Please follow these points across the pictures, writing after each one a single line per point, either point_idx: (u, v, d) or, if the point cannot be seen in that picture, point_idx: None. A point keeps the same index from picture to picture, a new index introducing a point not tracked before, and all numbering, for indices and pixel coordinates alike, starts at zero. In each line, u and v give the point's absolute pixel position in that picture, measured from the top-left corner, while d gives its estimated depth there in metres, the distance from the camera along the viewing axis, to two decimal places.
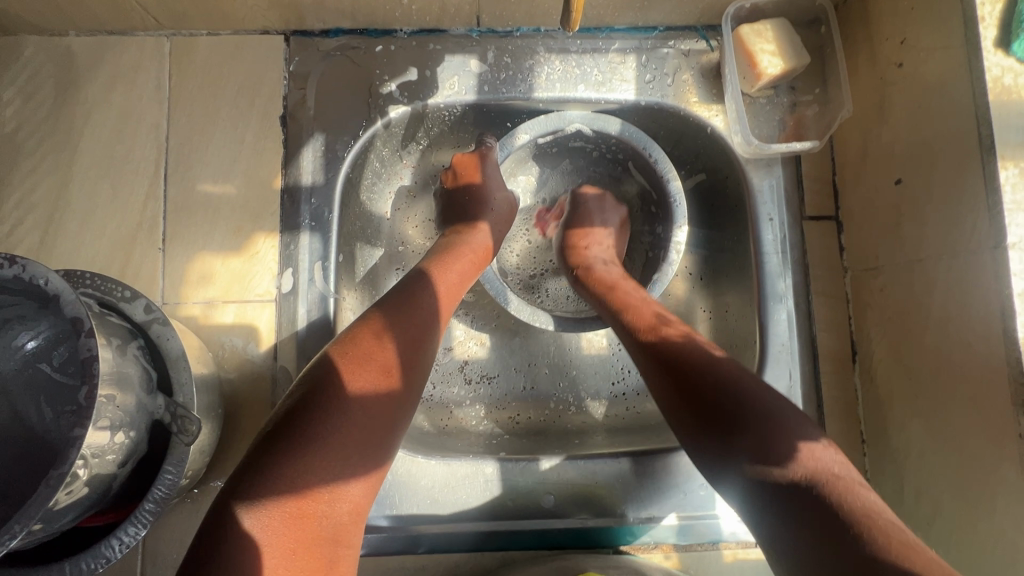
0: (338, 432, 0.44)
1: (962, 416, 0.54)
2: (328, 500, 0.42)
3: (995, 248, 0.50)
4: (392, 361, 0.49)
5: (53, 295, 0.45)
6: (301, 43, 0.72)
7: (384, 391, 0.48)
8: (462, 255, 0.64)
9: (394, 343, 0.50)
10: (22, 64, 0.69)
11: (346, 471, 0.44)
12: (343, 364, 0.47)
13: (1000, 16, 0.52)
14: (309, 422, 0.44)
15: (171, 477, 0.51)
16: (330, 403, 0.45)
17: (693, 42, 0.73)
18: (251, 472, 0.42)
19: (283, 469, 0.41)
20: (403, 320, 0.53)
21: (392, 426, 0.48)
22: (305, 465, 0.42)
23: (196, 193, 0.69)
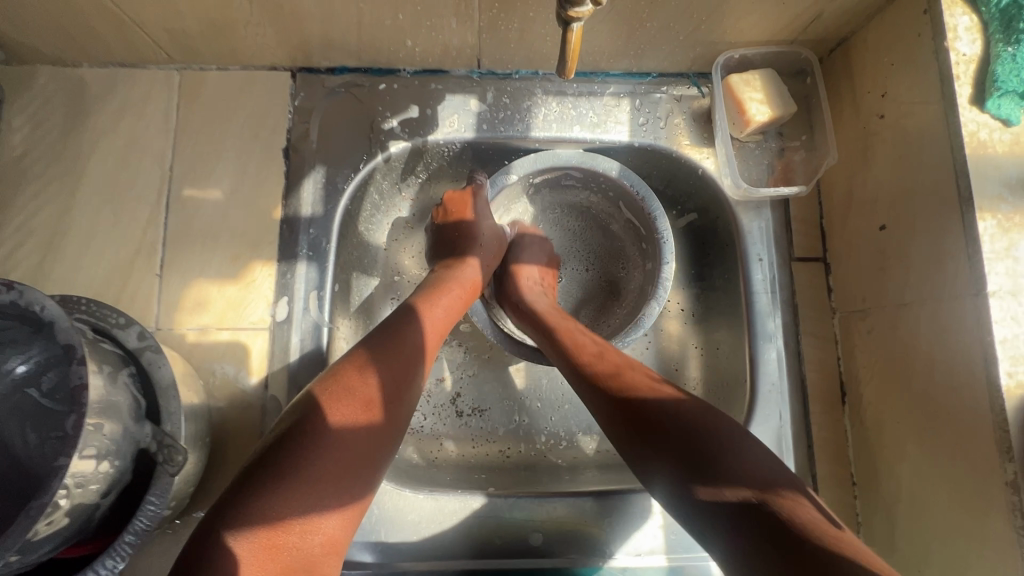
0: (315, 463, 0.44)
1: (950, 462, 0.54)
2: (301, 531, 0.42)
3: (976, 296, 0.52)
4: (377, 391, 0.50)
5: (48, 321, 0.45)
6: (307, 79, 0.74)
7: (366, 420, 0.48)
8: (448, 292, 0.64)
9: (377, 375, 0.51)
10: (34, 93, 0.71)
11: (320, 502, 0.43)
12: (325, 397, 0.48)
13: (974, 76, 0.54)
14: (289, 453, 0.44)
15: (154, 509, 0.50)
16: (309, 434, 0.45)
17: (685, 88, 0.76)
18: (230, 500, 0.42)
19: (258, 499, 0.41)
20: (389, 354, 0.53)
21: (375, 457, 0.48)
22: (280, 495, 0.42)
23: (196, 220, 0.70)
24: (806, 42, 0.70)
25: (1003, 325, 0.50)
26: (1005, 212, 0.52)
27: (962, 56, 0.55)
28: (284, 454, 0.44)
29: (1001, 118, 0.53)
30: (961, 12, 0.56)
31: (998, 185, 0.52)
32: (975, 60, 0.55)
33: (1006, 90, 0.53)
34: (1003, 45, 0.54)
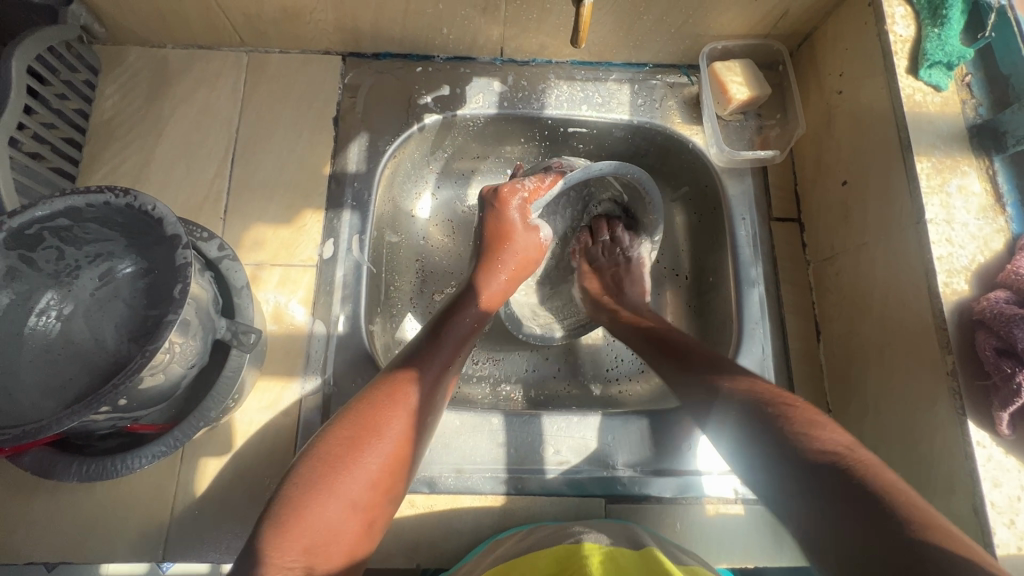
0: (356, 467, 0.51)
1: (903, 368, 0.63)
2: (336, 519, 0.49)
3: (917, 224, 0.62)
4: (415, 421, 0.56)
5: (158, 218, 0.56)
6: (355, 62, 0.87)
7: (395, 443, 0.54)
8: (503, 267, 0.73)
9: (411, 391, 0.57)
10: (124, 67, 0.84)
11: (354, 498, 0.50)
12: (366, 410, 0.54)
13: (909, 52, 0.67)
14: (336, 453, 0.51)
15: (230, 379, 0.61)
16: (349, 453, 0.51)
17: (677, 77, 0.89)
18: (286, 488, 0.49)
19: (307, 493, 0.49)
20: (424, 370, 0.59)
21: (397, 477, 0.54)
22: (323, 493, 0.49)
23: (257, 175, 0.81)
24: (777, 36, 0.83)
25: (939, 245, 0.60)
26: (937, 157, 0.63)
27: (899, 37, 0.68)
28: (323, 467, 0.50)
29: (932, 84, 0.65)
30: (897, 4, 0.69)
31: (932, 135, 0.64)
32: (909, 40, 0.67)
33: (935, 62, 0.65)
34: (931, 27, 0.66)
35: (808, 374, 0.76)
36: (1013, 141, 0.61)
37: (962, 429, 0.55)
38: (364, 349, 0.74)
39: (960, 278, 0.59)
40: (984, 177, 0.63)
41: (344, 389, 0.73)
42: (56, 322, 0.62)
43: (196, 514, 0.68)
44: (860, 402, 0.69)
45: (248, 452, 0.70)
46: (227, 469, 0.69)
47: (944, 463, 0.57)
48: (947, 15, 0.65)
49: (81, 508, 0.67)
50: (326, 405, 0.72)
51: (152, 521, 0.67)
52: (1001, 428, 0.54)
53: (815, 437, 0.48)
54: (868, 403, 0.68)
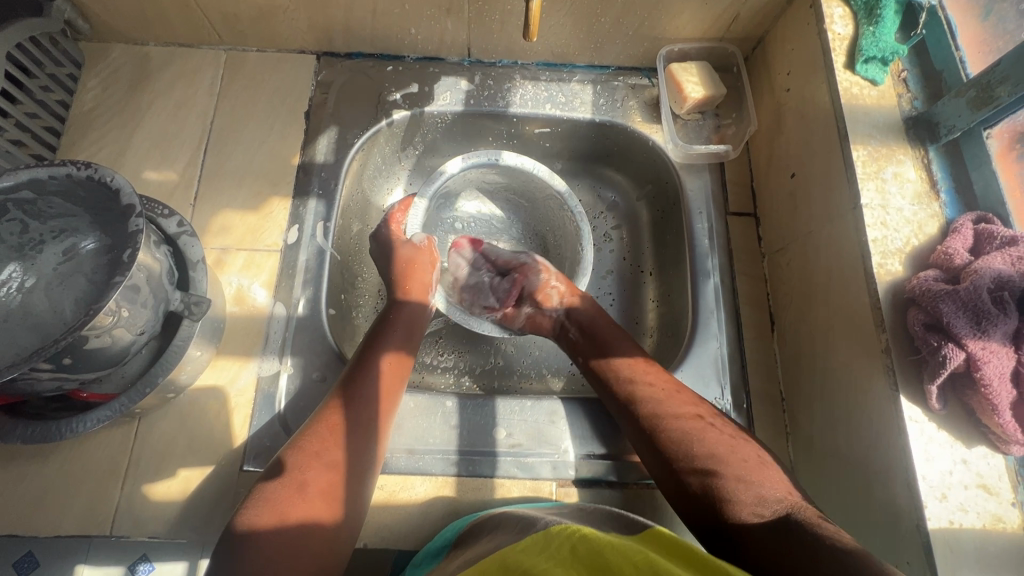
0: (308, 476, 0.55)
1: (847, 349, 0.64)
2: (298, 523, 0.52)
3: (855, 208, 0.64)
4: (353, 419, 0.61)
5: (115, 189, 0.58)
6: (329, 61, 0.91)
7: (331, 437, 0.59)
8: (411, 283, 0.75)
9: (347, 411, 0.61)
10: (107, 63, 0.88)
11: (313, 503, 0.54)
12: (310, 433, 0.59)
13: (847, 49, 0.70)
14: (288, 468, 0.56)
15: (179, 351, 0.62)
16: (297, 452, 0.57)
17: (638, 78, 0.93)
18: (250, 501, 0.53)
19: (267, 501, 0.53)
20: (355, 394, 0.63)
21: (351, 464, 0.59)
22: (283, 501, 0.53)
23: (228, 164, 0.84)
24: (731, 39, 0.87)
25: (874, 228, 0.62)
26: (874, 146, 0.66)
27: (837, 35, 0.71)
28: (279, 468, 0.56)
29: (868, 78, 0.68)
30: (836, 5, 0.72)
31: (868, 126, 0.67)
32: (847, 38, 0.71)
33: (870, 57, 0.68)
34: (867, 25, 0.69)
35: (761, 362, 0.77)
36: (945, 131, 0.63)
37: (896, 404, 0.56)
38: (323, 332, 0.76)
39: (894, 259, 0.61)
40: (920, 165, 0.65)
41: (301, 370, 0.74)
42: (18, 294, 0.64)
43: (147, 488, 0.68)
44: (809, 387, 0.70)
45: (202, 429, 0.71)
46: (181, 443, 0.70)
47: (881, 440, 0.58)
48: (882, 14, 0.68)
49: (32, 482, 0.68)
50: (283, 385, 0.73)
51: (102, 496, 0.68)
52: (932, 402, 0.54)
53: (757, 494, 0.52)
54: (815, 387, 0.68)
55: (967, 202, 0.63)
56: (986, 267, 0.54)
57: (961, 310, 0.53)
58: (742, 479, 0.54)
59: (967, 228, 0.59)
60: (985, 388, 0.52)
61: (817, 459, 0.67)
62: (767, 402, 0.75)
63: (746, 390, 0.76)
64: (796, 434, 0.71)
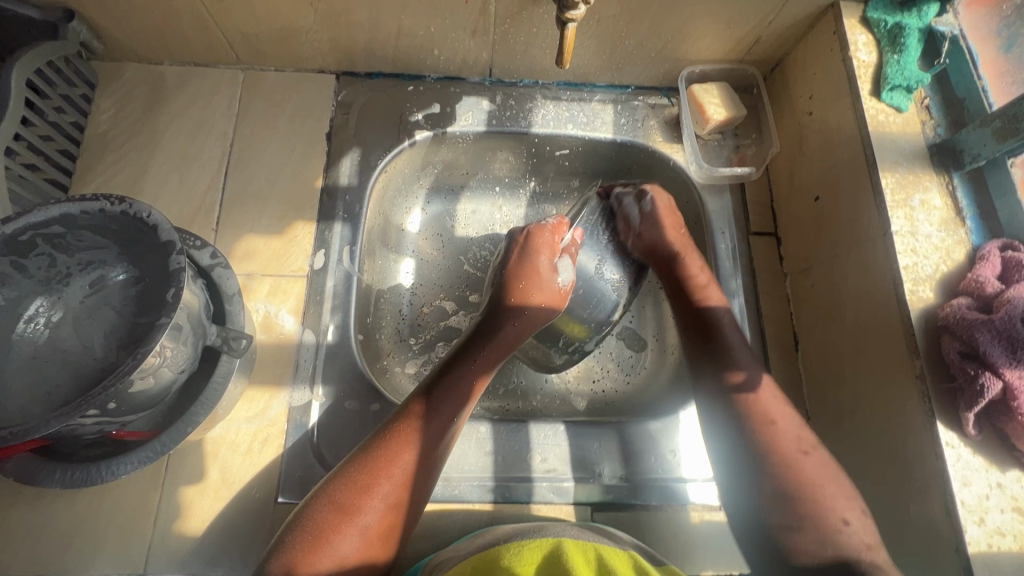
0: (379, 473, 0.57)
1: (878, 372, 0.65)
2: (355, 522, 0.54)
3: (885, 235, 0.65)
4: (436, 417, 0.61)
5: (152, 225, 0.57)
6: (348, 80, 0.90)
7: (419, 425, 0.60)
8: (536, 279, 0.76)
9: (432, 414, 0.61)
10: (121, 83, 0.86)
11: (373, 503, 0.55)
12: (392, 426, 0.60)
13: (872, 76, 0.72)
14: (364, 459, 0.58)
15: (216, 387, 0.61)
16: (343, 484, 0.56)
17: (658, 98, 0.93)
18: (323, 490, 0.56)
19: (333, 495, 0.55)
20: (444, 399, 0.63)
21: (433, 448, 0.60)
22: (347, 497, 0.55)
23: (250, 187, 0.83)
24: (751, 61, 0.88)
25: (905, 255, 0.64)
26: (901, 173, 0.67)
27: (862, 62, 0.72)
28: (322, 500, 0.55)
29: (893, 105, 0.70)
30: (860, 32, 0.73)
31: (895, 153, 0.68)
32: (871, 65, 0.72)
33: (895, 85, 0.70)
34: (891, 53, 0.71)
35: (787, 382, 0.78)
36: (970, 159, 0.65)
37: (932, 429, 0.58)
38: (353, 358, 0.75)
39: (925, 286, 0.62)
40: (945, 192, 0.67)
41: (334, 397, 0.73)
42: (45, 329, 0.62)
43: (180, 523, 0.67)
44: (837, 409, 0.71)
45: (234, 460, 0.70)
46: (213, 474, 0.69)
47: (916, 463, 0.59)
48: (905, 42, 0.71)
49: (62, 518, 0.66)
50: (315, 414, 0.72)
51: (134, 531, 0.66)
52: (968, 428, 0.56)
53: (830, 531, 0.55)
54: (844, 409, 0.70)
55: (991, 229, 0.65)
56: (1018, 296, 0.56)
57: (996, 339, 0.55)
58: (845, 514, 0.56)
59: (995, 255, 0.61)
60: (1021, 416, 0.53)
61: (846, 478, 0.69)
62: None
63: None
64: (823, 453, 0.73)
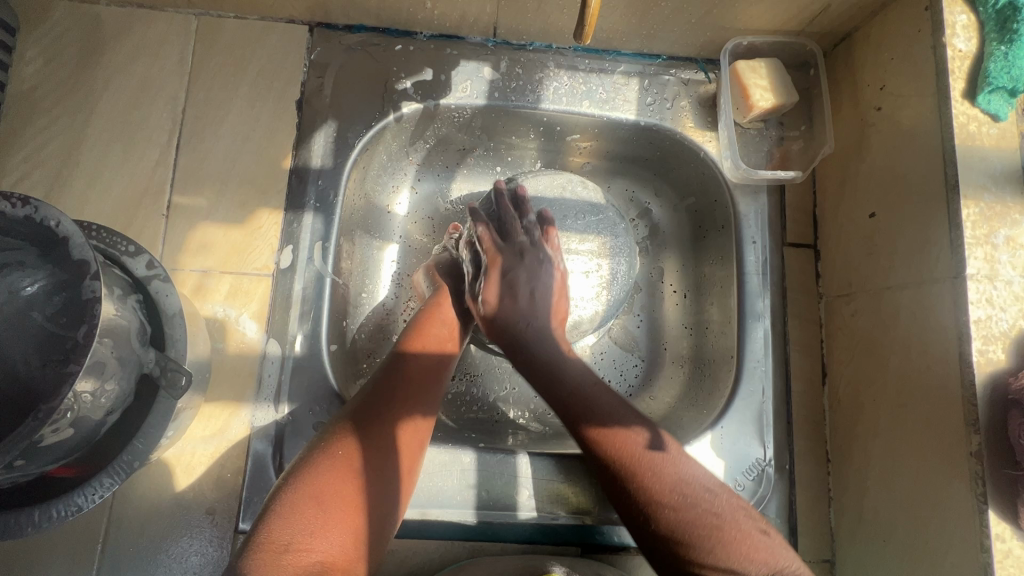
0: (314, 499, 0.47)
1: (921, 435, 0.57)
2: (294, 554, 0.44)
3: (955, 278, 0.54)
4: (374, 437, 0.53)
5: (62, 237, 0.46)
6: (324, 34, 0.75)
7: (356, 442, 0.52)
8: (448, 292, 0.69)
9: (369, 432, 0.53)
10: (49, 26, 0.71)
11: (318, 535, 0.46)
12: (322, 449, 0.52)
13: (968, 71, 0.58)
14: (295, 489, 0.48)
15: (159, 422, 0.53)
16: (277, 511, 0.47)
17: (693, 72, 0.78)
18: (256, 529, 0.46)
19: (267, 532, 0.45)
20: (380, 419, 0.55)
21: (382, 473, 0.52)
22: (281, 531, 0.45)
23: (206, 164, 0.70)
24: (812, 33, 0.72)
25: (978, 306, 0.53)
26: (987, 202, 0.55)
27: (958, 52, 0.58)
28: (259, 543, 0.44)
29: (990, 112, 0.57)
30: (960, 10, 0.59)
31: (982, 175, 0.56)
32: (970, 56, 0.58)
33: (997, 86, 0.56)
34: (998, 43, 0.57)
35: (808, 419, 0.70)
36: None
37: (980, 517, 0.50)
38: (323, 374, 0.66)
39: (996, 346, 0.53)
40: None
41: (300, 418, 0.65)
42: None
43: (131, 551, 0.61)
44: (863, 461, 0.64)
45: (189, 484, 0.63)
46: (166, 499, 0.62)
47: (955, 546, 0.52)
48: (1018, 29, 0.56)
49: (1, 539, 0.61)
50: (279, 436, 0.65)
51: (80, 556, 0.61)
52: None
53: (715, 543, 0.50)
54: (873, 465, 0.62)
55: None
56: None
57: None
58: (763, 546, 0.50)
59: None
60: None
61: (865, 538, 0.62)
62: (811, 463, 0.69)
63: (790, 451, 0.69)
64: (841, 502, 0.66)
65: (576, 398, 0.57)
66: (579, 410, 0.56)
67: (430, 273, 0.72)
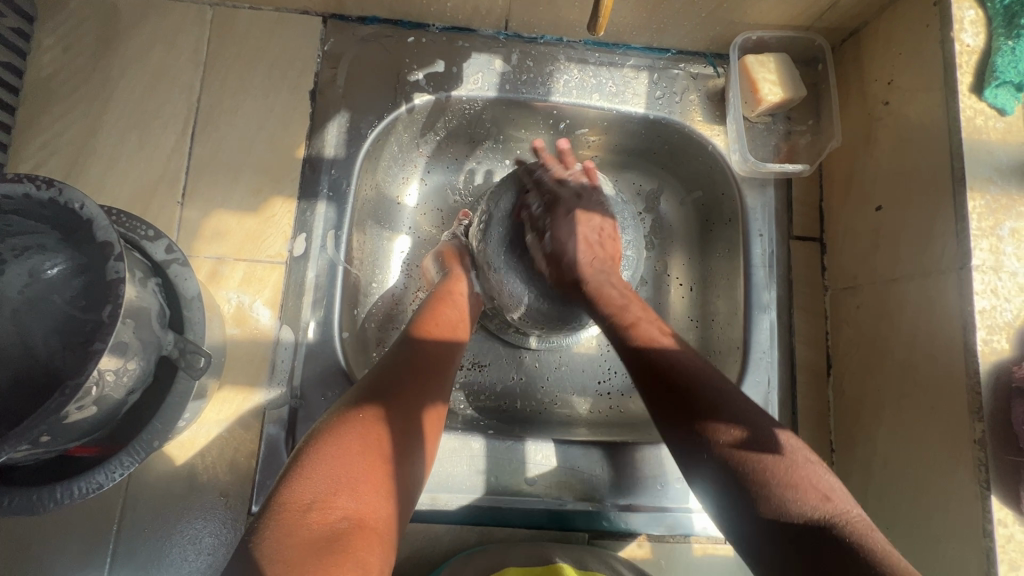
0: (338, 458, 0.48)
1: (926, 423, 0.57)
2: (321, 509, 0.44)
3: (961, 269, 0.55)
4: (393, 404, 0.54)
5: (86, 219, 0.47)
6: (338, 25, 0.76)
7: (376, 407, 0.53)
8: (458, 279, 0.71)
9: (387, 399, 0.54)
10: (66, 15, 0.72)
11: (344, 492, 0.46)
12: (342, 415, 0.53)
13: (975, 66, 0.59)
14: (316, 452, 0.49)
15: (177, 403, 0.54)
16: (301, 471, 0.47)
17: (702, 66, 0.79)
18: (280, 490, 0.46)
19: (291, 490, 0.46)
20: (398, 389, 0.56)
21: (403, 437, 0.53)
22: (306, 489, 0.46)
23: (221, 153, 0.71)
24: (820, 29, 0.73)
25: (982, 296, 0.54)
26: (993, 194, 0.56)
27: (965, 47, 0.59)
28: (283, 504, 0.45)
29: (996, 106, 0.57)
30: (968, 6, 0.60)
31: (989, 168, 0.56)
32: (977, 51, 0.59)
33: (1004, 81, 0.57)
34: (1004, 38, 0.58)
35: (813, 410, 0.71)
36: None
37: (983, 502, 0.51)
38: (335, 361, 0.67)
39: (1000, 336, 0.53)
40: None
41: (313, 403, 0.66)
42: None
43: (145, 531, 0.62)
44: (867, 449, 0.65)
45: (203, 466, 0.64)
46: (180, 482, 0.64)
47: (959, 532, 0.53)
48: None
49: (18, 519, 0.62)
50: (292, 420, 0.66)
51: (96, 536, 0.62)
52: None
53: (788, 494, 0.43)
54: (877, 453, 0.63)
55: None
56: None
57: None
58: (828, 484, 0.44)
59: None
60: None
61: None
62: (815, 453, 0.70)
63: (795, 441, 0.70)
64: None
65: (655, 359, 0.54)
66: (677, 380, 0.52)
67: (439, 257, 0.75)
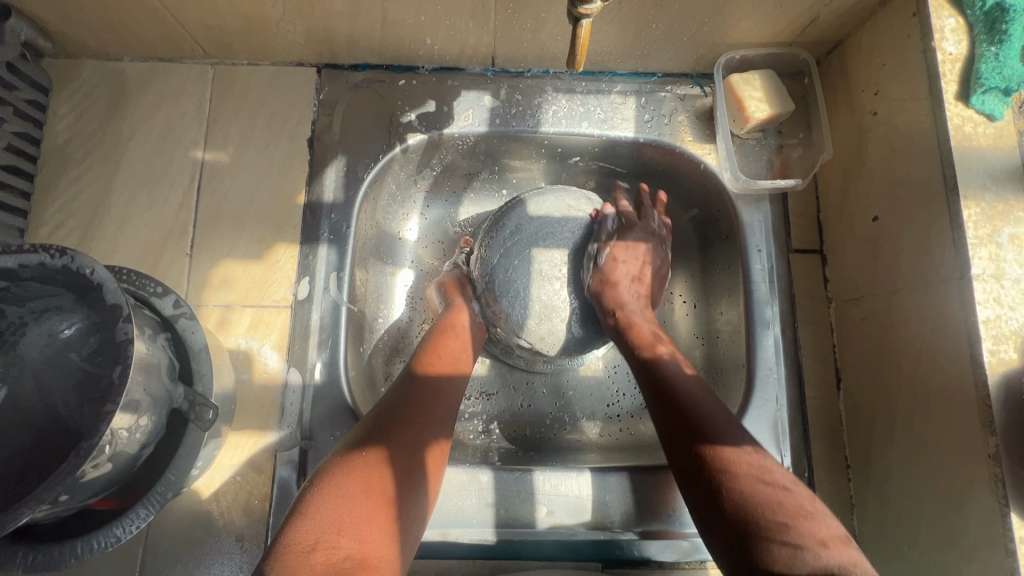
0: (340, 499, 0.49)
1: (938, 437, 0.56)
2: (324, 549, 0.45)
3: (961, 279, 0.55)
4: (394, 441, 0.55)
5: (97, 284, 0.50)
6: (332, 74, 0.79)
7: (377, 446, 0.54)
8: (460, 312, 0.72)
9: (388, 437, 0.55)
10: (78, 84, 0.76)
11: (346, 532, 0.47)
12: (344, 455, 0.54)
13: (959, 73, 0.58)
14: (319, 494, 0.49)
15: (189, 453, 0.56)
16: (305, 514, 0.48)
17: (688, 87, 0.80)
18: (283, 533, 0.47)
19: (295, 533, 0.46)
20: (398, 425, 0.57)
21: (404, 474, 0.53)
22: (309, 530, 0.46)
23: (226, 203, 0.74)
24: (803, 44, 0.73)
25: (985, 306, 0.53)
26: (988, 201, 0.55)
27: (949, 55, 0.59)
28: (286, 546, 0.45)
29: (985, 113, 0.57)
30: (947, 15, 0.60)
31: (982, 175, 0.56)
32: (960, 59, 0.59)
33: (990, 86, 0.56)
34: (987, 45, 0.57)
35: (825, 425, 0.70)
36: None
37: (1002, 519, 0.50)
38: (342, 400, 0.69)
39: (1007, 346, 0.52)
40: None
41: (322, 443, 0.67)
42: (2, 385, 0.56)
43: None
44: (882, 465, 0.63)
45: (219, 511, 0.65)
46: (197, 526, 0.65)
47: (981, 551, 0.52)
48: (1007, 29, 0.57)
49: None
50: (303, 461, 0.67)
51: None
52: None
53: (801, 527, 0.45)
54: (892, 469, 0.62)
55: None
56: None
57: None
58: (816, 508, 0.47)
59: None
60: None
61: (891, 544, 0.62)
62: (830, 470, 0.69)
63: (808, 458, 0.69)
64: (863, 508, 0.66)
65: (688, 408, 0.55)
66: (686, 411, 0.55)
67: (441, 288, 0.76)
